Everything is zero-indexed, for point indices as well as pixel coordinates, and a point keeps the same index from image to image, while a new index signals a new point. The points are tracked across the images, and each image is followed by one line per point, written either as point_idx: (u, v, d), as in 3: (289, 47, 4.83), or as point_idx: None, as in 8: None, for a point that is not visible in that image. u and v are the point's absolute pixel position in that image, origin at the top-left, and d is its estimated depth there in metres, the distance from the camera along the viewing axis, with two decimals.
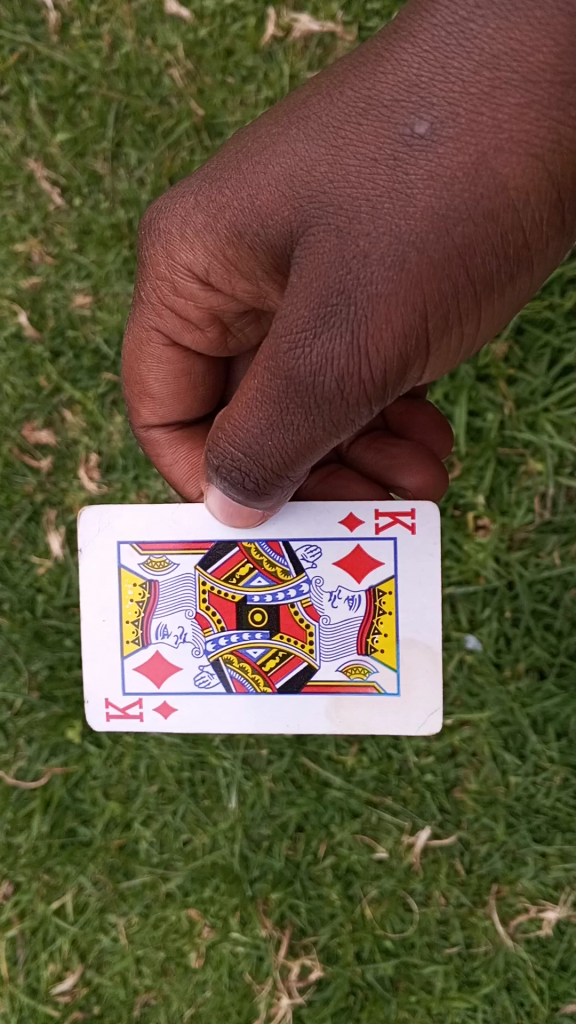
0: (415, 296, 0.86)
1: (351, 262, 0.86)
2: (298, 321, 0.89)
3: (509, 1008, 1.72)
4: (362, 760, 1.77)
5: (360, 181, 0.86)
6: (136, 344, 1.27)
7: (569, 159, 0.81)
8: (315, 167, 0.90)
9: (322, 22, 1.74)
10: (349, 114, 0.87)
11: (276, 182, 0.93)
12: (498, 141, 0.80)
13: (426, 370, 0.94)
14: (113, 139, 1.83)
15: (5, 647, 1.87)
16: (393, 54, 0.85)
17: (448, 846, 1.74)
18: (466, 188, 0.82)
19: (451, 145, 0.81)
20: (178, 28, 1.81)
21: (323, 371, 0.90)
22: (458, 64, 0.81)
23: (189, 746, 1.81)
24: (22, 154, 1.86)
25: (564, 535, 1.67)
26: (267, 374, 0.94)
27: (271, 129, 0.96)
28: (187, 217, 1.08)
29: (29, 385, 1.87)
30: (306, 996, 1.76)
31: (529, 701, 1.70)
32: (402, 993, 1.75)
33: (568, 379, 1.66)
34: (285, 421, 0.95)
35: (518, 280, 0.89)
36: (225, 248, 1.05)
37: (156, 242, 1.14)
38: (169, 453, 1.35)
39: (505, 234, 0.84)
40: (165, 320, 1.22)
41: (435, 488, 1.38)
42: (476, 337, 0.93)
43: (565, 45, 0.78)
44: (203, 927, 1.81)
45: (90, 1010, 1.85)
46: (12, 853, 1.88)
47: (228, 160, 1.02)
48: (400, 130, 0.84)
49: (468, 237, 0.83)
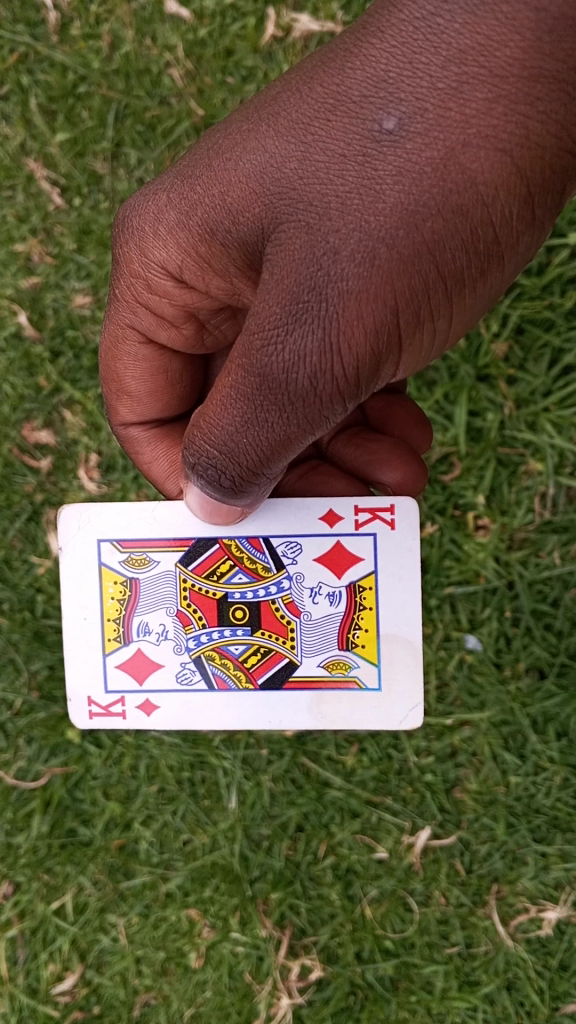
0: (386, 292, 0.85)
1: (322, 258, 0.86)
2: (270, 317, 0.89)
3: (509, 1008, 1.72)
4: (362, 760, 1.77)
5: (329, 176, 0.86)
6: (112, 342, 1.26)
7: (538, 154, 0.81)
8: (286, 162, 0.89)
9: (322, 23, 1.74)
10: (318, 109, 0.87)
11: (248, 179, 0.93)
12: (466, 136, 0.80)
13: (399, 366, 0.94)
14: (113, 139, 1.83)
15: (5, 647, 1.87)
16: (361, 50, 0.84)
17: (448, 846, 1.74)
18: (435, 182, 0.81)
19: (419, 141, 0.81)
20: (178, 28, 1.81)
21: (295, 368, 0.90)
22: (425, 59, 0.81)
23: (189, 746, 1.81)
24: (22, 154, 1.86)
25: (565, 535, 1.67)
26: (240, 372, 0.94)
27: (242, 126, 0.95)
28: (160, 215, 1.07)
29: (29, 385, 1.87)
30: (306, 996, 1.76)
31: (529, 701, 1.69)
32: (402, 993, 1.75)
33: (568, 379, 1.66)
34: (258, 418, 0.95)
35: (490, 275, 0.89)
36: (197, 245, 1.04)
37: (128, 242, 1.13)
38: (149, 451, 1.35)
39: (475, 229, 0.84)
40: (141, 318, 1.22)
41: (415, 483, 1.35)
42: (450, 331, 0.93)
43: (532, 39, 0.78)
44: (203, 927, 1.81)
45: (90, 1010, 1.85)
46: (12, 853, 1.88)
47: (200, 157, 1.01)
48: (369, 126, 0.83)
49: (438, 232, 0.83)
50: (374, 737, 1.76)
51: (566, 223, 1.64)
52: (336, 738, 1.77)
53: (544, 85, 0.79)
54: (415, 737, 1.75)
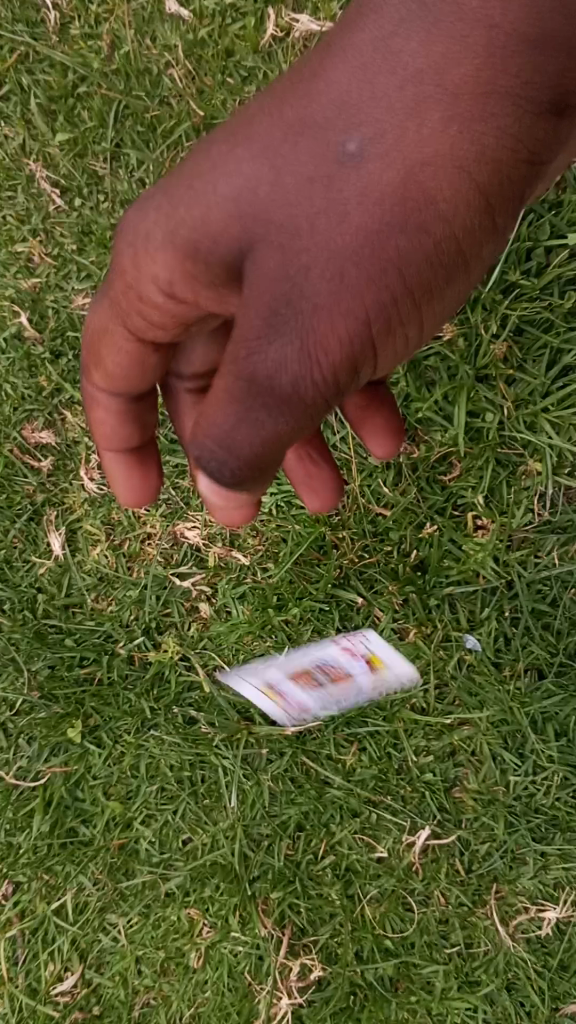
0: (358, 304, 0.86)
1: (296, 274, 0.85)
2: (249, 331, 0.86)
3: (509, 1009, 1.71)
4: (362, 760, 1.76)
5: (300, 196, 0.85)
6: (94, 346, 1.14)
7: (494, 166, 0.87)
8: (259, 184, 0.87)
9: (322, 23, 1.72)
10: (285, 130, 0.87)
11: (225, 196, 0.89)
12: (423, 155, 0.84)
13: (374, 369, 0.95)
14: (112, 139, 1.83)
15: (6, 646, 1.90)
16: (325, 71, 0.87)
17: (448, 846, 1.74)
18: (397, 200, 0.84)
19: (380, 162, 0.84)
20: (178, 27, 1.80)
21: (279, 381, 0.86)
22: (384, 80, 0.84)
23: (189, 746, 1.81)
24: (23, 155, 1.88)
25: (563, 535, 1.66)
26: (224, 388, 0.88)
27: (220, 146, 0.92)
28: (148, 230, 0.96)
29: (29, 386, 1.88)
30: (306, 995, 1.77)
31: (528, 701, 1.69)
32: (402, 993, 1.75)
33: (567, 379, 1.65)
34: (243, 432, 0.87)
35: (452, 282, 0.92)
36: (182, 257, 0.94)
37: (122, 252, 1.00)
38: (105, 421, 1.26)
39: (437, 243, 0.87)
40: (130, 326, 1.08)
41: (331, 502, 1.49)
42: (416, 337, 0.96)
43: (483, 58, 0.84)
44: (203, 927, 1.81)
45: (90, 1010, 1.86)
46: (12, 854, 1.89)
47: (180, 174, 0.95)
48: (332, 149, 0.85)
49: (402, 246, 0.85)
50: (374, 737, 1.76)
51: (566, 223, 1.63)
52: (335, 738, 1.77)
53: (496, 102, 0.85)
54: (414, 737, 1.74)
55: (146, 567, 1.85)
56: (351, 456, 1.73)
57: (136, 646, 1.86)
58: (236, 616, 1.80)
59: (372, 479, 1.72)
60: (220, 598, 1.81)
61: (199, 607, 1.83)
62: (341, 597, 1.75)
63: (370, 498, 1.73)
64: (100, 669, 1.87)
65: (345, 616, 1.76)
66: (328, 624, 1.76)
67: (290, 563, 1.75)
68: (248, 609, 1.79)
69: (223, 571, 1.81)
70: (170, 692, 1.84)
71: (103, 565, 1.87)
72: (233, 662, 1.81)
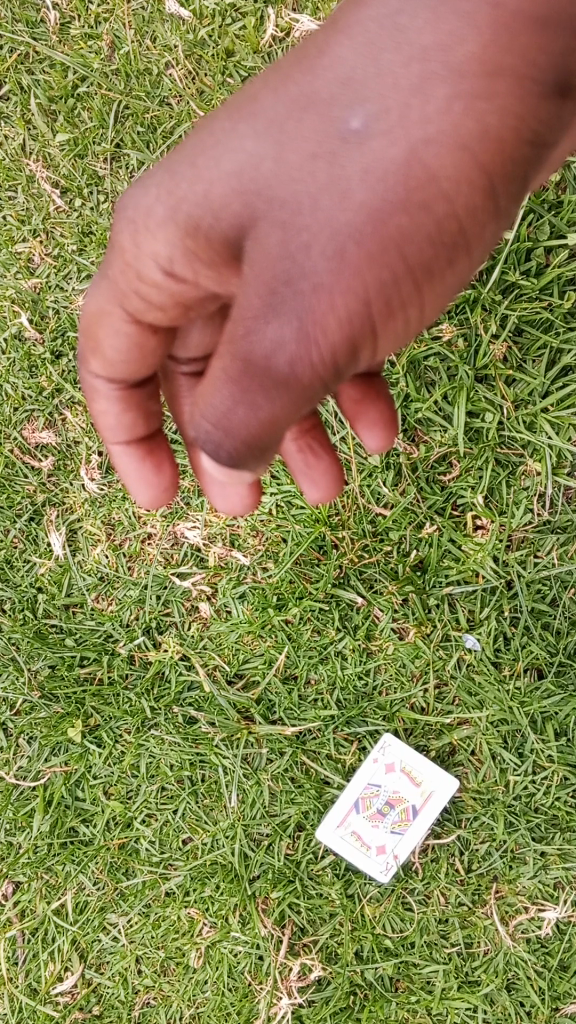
0: (357, 283, 0.79)
1: (296, 252, 0.79)
2: (247, 310, 0.80)
3: (509, 1008, 1.72)
4: (362, 760, 1.76)
5: (301, 174, 0.80)
6: (91, 342, 1.08)
7: (499, 148, 0.79)
8: (261, 160, 0.82)
9: (322, 23, 1.72)
10: (289, 108, 0.82)
11: (226, 176, 0.84)
12: (426, 133, 0.77)
13: (374, 354, 0.87)
14: (113, 139, 1.84)
15: (6, 647, 1.91)
16: (330, 50, 0.82)
17: (447, 846, 1.74)
18: (399, 178, 0.77)
19: (384, 141, 0.77)
20: (178, 28, 1.80)
21: (276, 365, 0.80)
22: (389, 56, 0.79)
23: (190, 746, 1.82)
24: (24, 155, 1.90)
25: (563, 535, 1.66)
26: (222, 370, 0.83)
27: (225, 122, 0.87)
28: (150, 206, 0.90)
29: (30, 386, 1.88)
30: (306, 995, 1.78)
31: (528, 701, 1.69)
32: (402, 993, 1.75)
33: (566, 379, 1.65)
34: (240, 415, 0.82)
35: (457, 264, 0.85)
36: (184, 236, 0.88)
37: (122, 230, 0.94)
38: (105, 409, 1.18)
39: (439, 223, 0.80)
40: (130, 307, 1.01)
41: (331, 496, 1.42)
42: (418, 320, 0.89)
43: (489, 36, 0.78)
44: (203, 927, 1.81)
45: (90, 1009, 1.87)
46: (12, 853, 1.91)
47: (183, 150, 0.89)
48: (335, 126, 0.79)
49: (404, 226, 0.79)
50: (374, 736, 1.76)
51: (566, 223, 1.63)
52: (336, 738, 1.76)
53: (503, 82, 0.78)
54: (414, 736, 1.75)
55: (146, 567, 1.85)
56: (350, 456, 1.73)
57: (136, 645, 1.86)
58: (236, 616, 1.80)
59: (372, 480, 1.72)
60: (220, 598, 1.81)
61: (199, 607, 1.83)
62: (341, 597, 1.75)
63: (369, 498, 1.73)
64: (100, 668, 1.87)
65: (345, 617, 1.75)
66: (327, 624, 1.76)
67: (290, 563, 1.75)
68: (248, 609, 1.79)
69: (224, 571, 1.81)
70: (171, 691, 1.84)
71: (103, 565, 1.87)
72: (233, 662, 1.81)
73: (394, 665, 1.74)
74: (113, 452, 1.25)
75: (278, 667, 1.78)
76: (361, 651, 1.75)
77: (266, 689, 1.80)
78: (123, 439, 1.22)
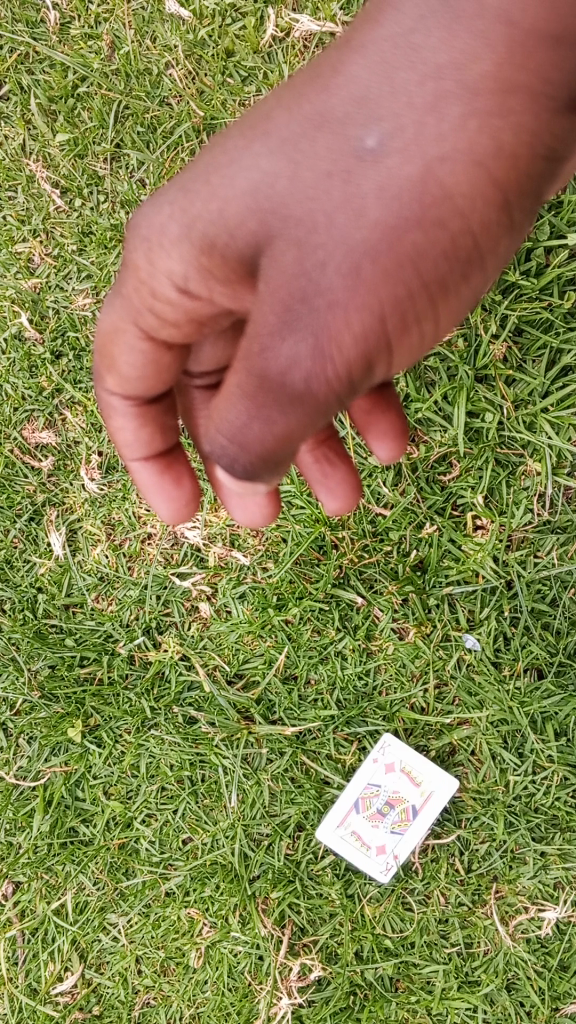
0: (372, 300, 0.79)
1: (310, 269, 0.78)
2: (262, 327, 0.80)
3: (509, 1008, 1.72)
4: (362, 760, 1.76)
5: (316, 191, 0.79)
6: (106, 358, 1.08)
7: (513, 163, 0.79)
8: (276, 179, 0.81)
9: (322, 23, 1.72)
10: (303, 127, 0.81)
11: (240, 192, 0.83)
12: (441, 149, 0.77)
13: (389, 367, 0.87)
14: (113, 139, 1.84)
15: (6, 646, 1.92)
16: (343, 67, 0.82)
17: (447, 846, 1.73)
18: (414, 195, 0.77)
19: (399, 158, 0.77)
20: (178, 28, 1.80)
21: (293, 379, 0.80)
22: (403, 74, 0.78)
23: (189, 745, 1.82)
24: (23, 154, 1.90)
25: (564, 536, 1.66)
26: (237, 385, 0.83)
27: (237, 139, 0.86)
28: (164, 225, 0.90)
29: (29, 386, 1.88)
30: (306, 996, 1.78)
31: (527, 701, 1.69)
32: (402, 993, 1.75)
33: (567, 380, 1.64)
34: (256, 430, 0.83)
35: (472, 278, 0.85)
36: (199, 254, 0.87)
37: (136, 248, 0.94)
38: (122, 426, 1.18)
39: (454, 238, 0.80)
40: (142, 323, 1.00)
41: (348, 504, 1.41)
42: (433, 334, 0.89)
43: (504, 52, 0.78)
44: (203, 926, 1.81)
45: (90, 1009, 1.87)
46: (12, 853, 1.91)
47: (195, 169, 0.89)
48: (351, 144, 0.78)
49: (419, 242, 0.78)
50: (374, 736, 1.76)
51: (566, 224, 1.63)
52: (336, 738, 1.76)
53: (517, 97, 0.78)
54: (414, 736, 1.75)
55: (146, 567, 1.85)
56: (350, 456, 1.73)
57: (136, 645, 1.86)
58: (236, 616, 1.80)
59: (372, 480, 1.73)
60: (220, 598, 1.81)
61: (199, 607, 1.83)
62: (341, 597, 1.75)
63: (369, 499, 1.73)
64: (100, 668, 1.87)
65: (345, 616, 1.75)
66: (327, 624, 1.76)
67: (290, 563, 1.76)
68: (248, 609, 1.79)
69: (224, 571, 1.81)
70: (170, 691, 1.84)
71: (103, 565, 1.87)
72: (233, 662, 1.81)
73: (394, 665, 1.74)
74: (132, 467, 1.26)
75: (278, 667, 1.78)
76: (361, 651, 1.75)
77: (266, 689, 1.80)
78: (142, 453, 1.22)
